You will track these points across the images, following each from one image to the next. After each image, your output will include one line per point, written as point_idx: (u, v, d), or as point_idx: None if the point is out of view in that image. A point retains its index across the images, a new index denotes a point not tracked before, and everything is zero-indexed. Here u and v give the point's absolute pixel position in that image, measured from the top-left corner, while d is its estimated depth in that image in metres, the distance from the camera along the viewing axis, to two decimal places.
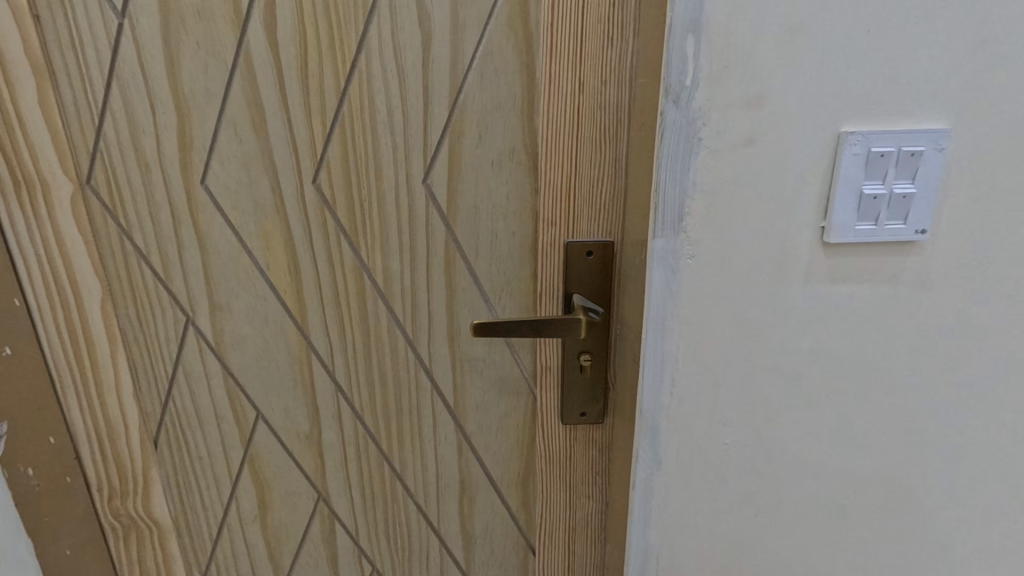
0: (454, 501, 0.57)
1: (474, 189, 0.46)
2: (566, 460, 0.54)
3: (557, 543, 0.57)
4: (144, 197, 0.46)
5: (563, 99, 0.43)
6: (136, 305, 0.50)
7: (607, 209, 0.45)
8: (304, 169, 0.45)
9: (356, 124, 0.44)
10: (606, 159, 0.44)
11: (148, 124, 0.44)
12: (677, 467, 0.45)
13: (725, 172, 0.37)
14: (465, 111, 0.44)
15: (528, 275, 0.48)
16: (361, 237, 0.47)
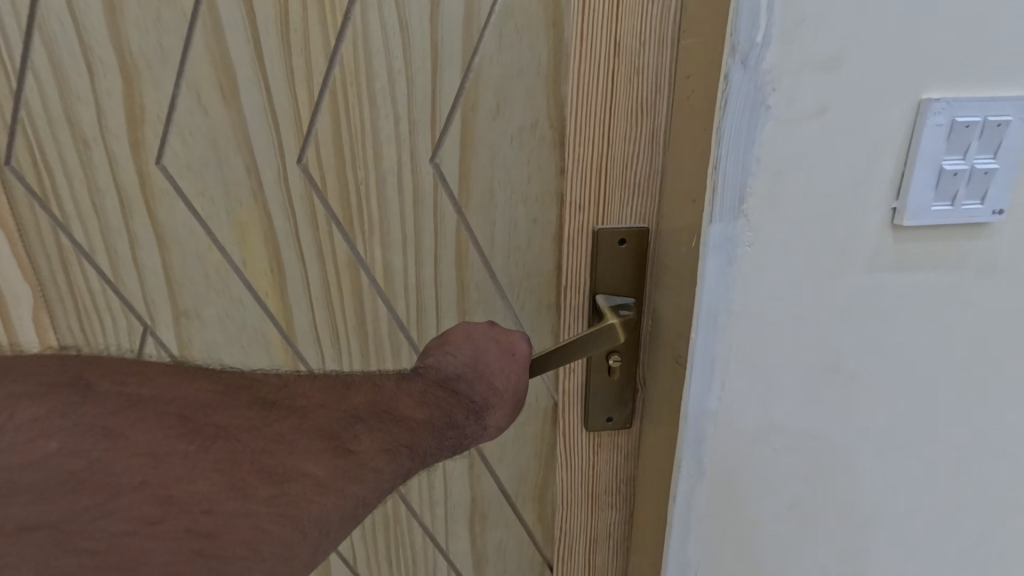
0: (464, 520, 0.51)
1: (490, 171, 0.39)
2: (590, 472, 0.48)
3: (577, 561, 0.52)
4: (84, 183, 0.38)
5: (596, 62, 0.36)
6: (79, 311, 0.42)
7: (643, 194, 0.39)
8: (287, 148, 0.38)
9: (351, 94, 0.36)
10: (643, 131, 0.38)
11: (83, 91, 0.36)
12: (721, 476, 0.40)
13: (793, 146, 0.32)
14: (480, 77, 0.37)
15: (551, 268, 0.42)
16: (358, 228, 0.40)
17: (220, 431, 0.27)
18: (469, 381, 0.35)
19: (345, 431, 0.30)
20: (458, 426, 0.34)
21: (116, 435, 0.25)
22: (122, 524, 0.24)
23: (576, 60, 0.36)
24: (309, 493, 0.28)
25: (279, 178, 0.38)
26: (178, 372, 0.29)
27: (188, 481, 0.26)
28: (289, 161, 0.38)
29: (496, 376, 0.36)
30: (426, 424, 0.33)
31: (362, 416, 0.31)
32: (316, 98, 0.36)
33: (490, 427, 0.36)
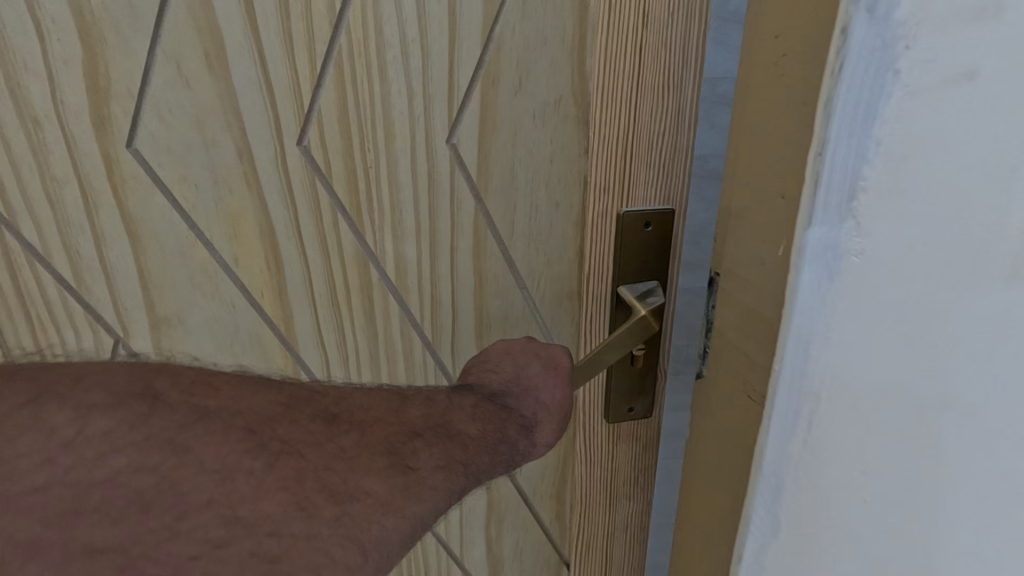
0: (480, 522, 0.50)
1: (511, 149, 0.36)
2: (609, 469, 0.46)
3: (595, 561, 0.49)
4: (36, 169, 0.33)
5: (626, 30, 0.33)
6: (32, 324, 0.38)
7: (669, 172, 0.36)
8: (286, 128, 0.34)
9: (356, 65, 0.33)
10: (670, 105, 0.34)
11: (35, 63, 0.31)
12: (802, 552, 0.32)
13: (939, 125, 0.24)
14: (502, 46, 0.34)
15: (573, 253, 0.39)
16: (366, 218, 0.36)
17: (284, 446, 0.27)
18: (516, 395, 0.35)
19: (405, 447, 0.29)
20: (510, 441, 0.34)
21: (183, 450, 0.25)
22: (187, 547, 0.24)
23: (602, 28, 0.33)
24: (370, 514, 0.28)
25: (275, 161, 0.34)
26: (246, 381, 0.27)
27: (253, 502, 0.25)
28: (289, 144, 0.34)
29: (543, 390, 0.35)
30: (482, 438, 0.32)
31: (421, 432, 0.30)
32: (318, 69, 0.32)
33: (540, 443, 0.36)
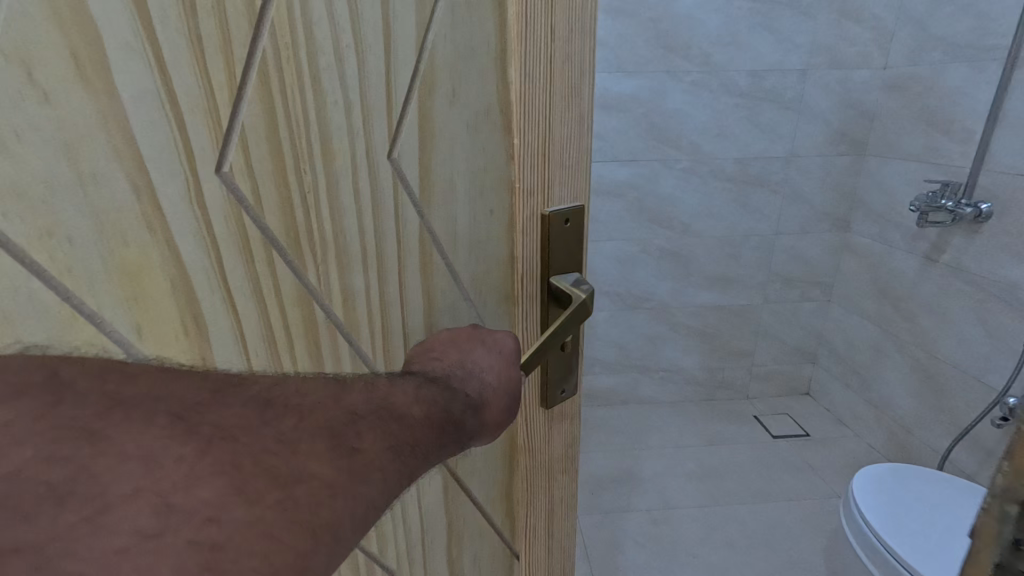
0: (441, 546, 0.56)
1: (450, 160, 0.48)
2: (546, 468, 0.57)
3: (537, 549, 0.60)
4: None
5: (540, 72, 0.45)
6: None
7: (573, 182, 0.51)
8: (201, 151, 0.31)
9: (286, 68, 0.34)
10: (566, 129, 0.49)
11: None
12: None
13: None
14: (433, 64, 0.44)
15: (505, 250, 0.52)
16: (303, 238, 0.38)
17: (215, 431, 0.31)
18: (459, 376, 0.47)
19: (348, 431, 0.36)
20: (455, 417, 0.44)
21: (100, 438, 0.27)
22: (116, 540, 0.25)
23: (523, 69, 0.45)
24: (316, 492, 0.33)
25: (187, 193, 0.31)
26: (164, 370, 0.31)
27: (184, 488, 0.28)
28: (204, 172, 0.31)
29: (487, 371, 0.49)
30: (423, 416, 0.42)
31: (362, 415, 0.38)
32: (239, 79, 0.32)
33: (483, 412, 0.48)
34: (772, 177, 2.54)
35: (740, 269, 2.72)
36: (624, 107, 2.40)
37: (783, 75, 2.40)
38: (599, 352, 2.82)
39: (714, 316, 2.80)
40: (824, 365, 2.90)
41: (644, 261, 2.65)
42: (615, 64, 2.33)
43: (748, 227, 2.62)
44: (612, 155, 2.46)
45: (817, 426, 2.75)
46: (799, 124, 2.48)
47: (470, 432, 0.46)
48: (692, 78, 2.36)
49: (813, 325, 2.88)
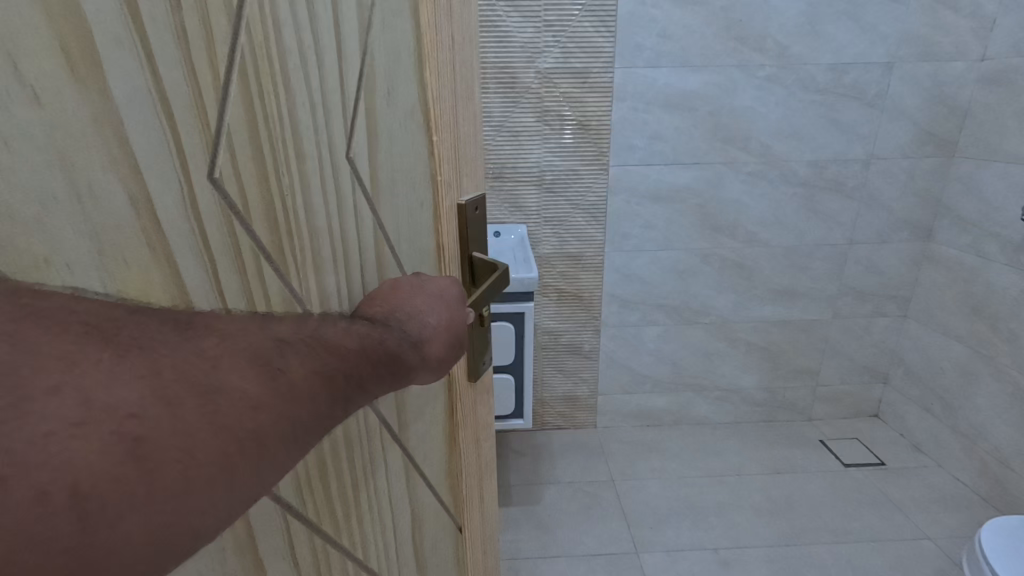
0: (408, 525, 0.70)
1: (388, 157, 0.53)
2: (472, 427, 0.80)
3: (472, 493, 0.82)
4: None
5: (447, 84, 0.58)
6: None
7: (471, 176, 0.67)
8: (192, 155, 0.34)
9: (261, 67, 0.38)
10: (461, 128, 0.63)
11: None
12: None
13: None
14: (373, 67, 0.49)
15: (431, 242, 0.62)
16: (285, 243, 0.43)
17: (134, 342, 0.28)
18: (399, 319, 0.48)
19: (274, 353, 0.34)
20: (395, 350, 0.45)
21: (18, 336, 0.24)
22: (38, 425, 0.23)
23: (436, 80, 0.56)
24: (241, 403, 0.31)
25: (184, 194, 0.34)
26: (70, 296, 0.27)
27: (108, 388, 0.26)
28: (198, 178, 0.35)
29: (432, 315, 0.52)
30: (357, 348, 0.41)
31: (289, 342, 0.36)
32: (222, 80, 0.36)
33: (429, 352, 0.50)
34: (849, 181, 2.45)
35: (808, 283, 2.66)
36: (688, 105, 2.32)
37: (867, 70, 2.28)
38: (653, 369, 2.82)
39: (777, 331, 2.76)
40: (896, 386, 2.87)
41: (704, 273, 2.62)
42: (681, 58, 2.25)
43: (819, 236, 2.55)
44: (672, 158, 2.40)
45: (890, 454, 2.73)
46: (882, 123, 2.37)
47: (413, 369, 0.47)
48: (766, 72, 2.27)
49: (884, 341, 2.86)
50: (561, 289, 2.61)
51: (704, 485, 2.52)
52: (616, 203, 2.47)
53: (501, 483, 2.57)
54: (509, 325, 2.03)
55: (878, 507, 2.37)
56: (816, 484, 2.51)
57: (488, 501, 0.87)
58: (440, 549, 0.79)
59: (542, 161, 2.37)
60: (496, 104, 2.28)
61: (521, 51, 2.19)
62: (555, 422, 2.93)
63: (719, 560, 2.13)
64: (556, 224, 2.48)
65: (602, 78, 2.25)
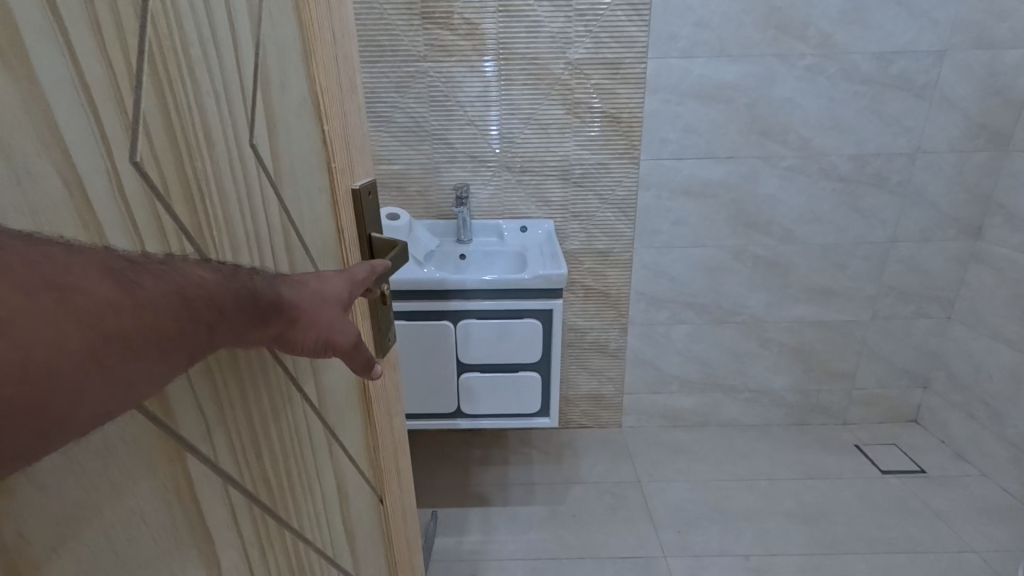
0: (335, 496, 0.79)
1: (287, 144, 0.62)
2: (379, 403, 0.92)
3: (380, 463, 0.94)
4: None
5: (331, 79, 0.69)
6: None
7: (357, 165, 0.78)
8: (114, 141, 0.40)
9: (167, 60, 0.45)
10: (343, 118, 0.73)
11: None
12: None
13: None
14: (267, 62, 0.58)
15: (329, 221, 0.72)
16: (204, 223, 0.50)
17: None
18: (273, 277, 0.52)
19: (131, 270, 0.36)
20: (265, 298, 0.49)
21: None
22: None
23: (321, 75, 0.67)
24: (98, 308, 0.33)
25: (109, 173, 0.40)
26: None
27: None
28: (121, 162, 0.41)
29: (309, 281, 0.57)
30: (224, 283, 0.44)
31: (146, 266, 0.37)
32: (137, 74, 0.42)
33: (304, 307, 0.54)
34: (893, 177, 2.33)
35: (846, 282, 2.54)
36: (724, 95, 2.21)
37: (916, 58, 2.15)
38: (680, 368, 2.73)
39: (812, 332, 2.64)
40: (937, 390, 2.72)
41: (736, 271, 2.52)
42: (717, 48, 2.14)
43: (859, 233, 2.43)
44: (707, 152, 2.30)
45: (929, 459, 2.59)
46: (931, 115, 2.23)
47: (285, 319, 0.51)
48: (807, 62, 2.15)
49: (928, 344, 2.69)
50: (588, 286, 2.53)
51: (734, 489, 2.43)
52: (646, 198, 2.37)
53: (524, 481, 2.52)
54: (536, 322, 1.97)
55: (917, 516, 2.24)
56: (851, 491, 2.39)
57: (393, 472, 1.00)
58: (360, 519, 0.89)
59: (571, 154, 2.29)
60: (525, 96, 2.20)
61: (551, 42, 2.12)
62: (580, 421, 2.85)
63: (750, 568, 2.04)
64: (584, 219, 2.40)
65: (633, 69, 2.16)
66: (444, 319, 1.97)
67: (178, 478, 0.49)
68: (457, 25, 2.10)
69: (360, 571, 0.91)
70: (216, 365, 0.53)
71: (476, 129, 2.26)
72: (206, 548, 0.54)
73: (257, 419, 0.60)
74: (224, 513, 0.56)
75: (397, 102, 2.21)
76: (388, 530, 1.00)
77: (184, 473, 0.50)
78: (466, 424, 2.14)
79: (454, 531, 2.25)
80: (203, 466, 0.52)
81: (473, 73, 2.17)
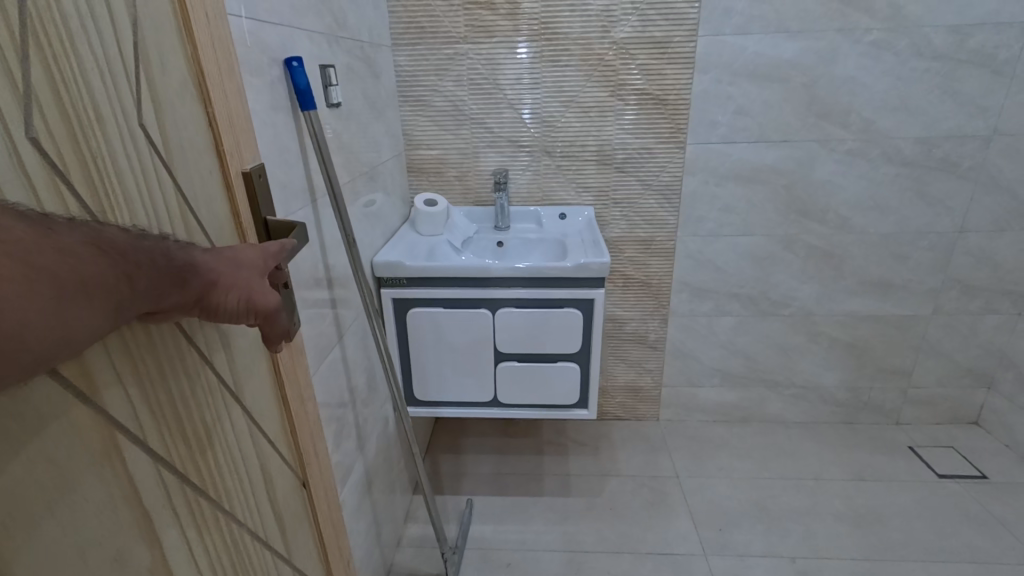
0: (258, 468, 0.89)
1: (175, 123, 0.71)
2: (299, 392, 1.02)
3: (303, 449, 1.05)
4: None
5: (216, 66, 0.78)
6: None
7: (248, 147, 0.87)
8: (10, 117, 0.48)
9: (52, 38, 0.52)
10: (231, 103, 0.82)
11: None
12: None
13: None
14: (147, 48, 0.66)
15: (222, 198, 0.81)
16: (99, 193, 0.58)
17: None
18: (189, 248, 0.62)
19: (54, 223, 0.45)
20: (179, 260, 0.58)
21: None
22: None
23: (202, 58, 0.75)
24: (36, 247, 0.42)
25: (6, 144, 0.48)
26: None
27: None
28: (19, 136, 0.49)
29: (226, 256, 0.67)
30: (140, 245, 0.53)
31: (69, 224, 0.47)
32: (26, 56, 0.49)
33: (218, 275, 0.64)
34: (964, 161, 2.14)
35: (906, 274, 2.36)
36: (781, 74, 2.04)
37: (998, 30, 1.95)
38: (723, 362, 2.60)
39: (867, 327, 2.47)
40: (1003, 391, 2.52)
41: (787, 260, 2.36)
42: (774, 22, 1.97)
43: (924, 223, 2.25)
44: (759, 134, 2.14)
45: (994, 465, 2.39)
46: (1012, 93, 2.03)
47: (201, 282, 0.61)
48: (873, 36, 1.97)
49: (996, 342, 2.49)
50: (628, 276, 2.42)
51: (780, 488, 2.30)
52: (692, 183, 2.23)
53: (559, 472, 2.45)
54: (577, 312, 1.88)
55: (981, 524, 2.07)
56: (907, 495, 2.22)
57: (319, 456, 1.11)
58: (286, 498, 0.99)
59: (613, 138, 2.18)
60: (570, 78, 2.10)
61: (591, 21, 2.01)
62: (616, 413, 2.77)
63: (797, 571, 1.91)
64: (626, 206, 2.28)
65: (682, 47, 2.02)
66: (480, 307, 1.91)
67: (101, 423, 0.58)
68: (498, 4, 2.02)
69: (291, 551, 1.01)
70: (133, 344, 0.62)
71: (516, 112, 2.17)
72: (133, 491, 0.63)
73: (173, 391, 0.69)
74: (149, 461, 0.65)
75: (435, 85, 2.14)
76: (314, 511, 1.10)
77: (104, 418, 0.59)
78: (501, 414, 2.08)
79: (485, 520, 2.20)
80: (133, 444, 0.62)
81: (512, 55, 2.08)
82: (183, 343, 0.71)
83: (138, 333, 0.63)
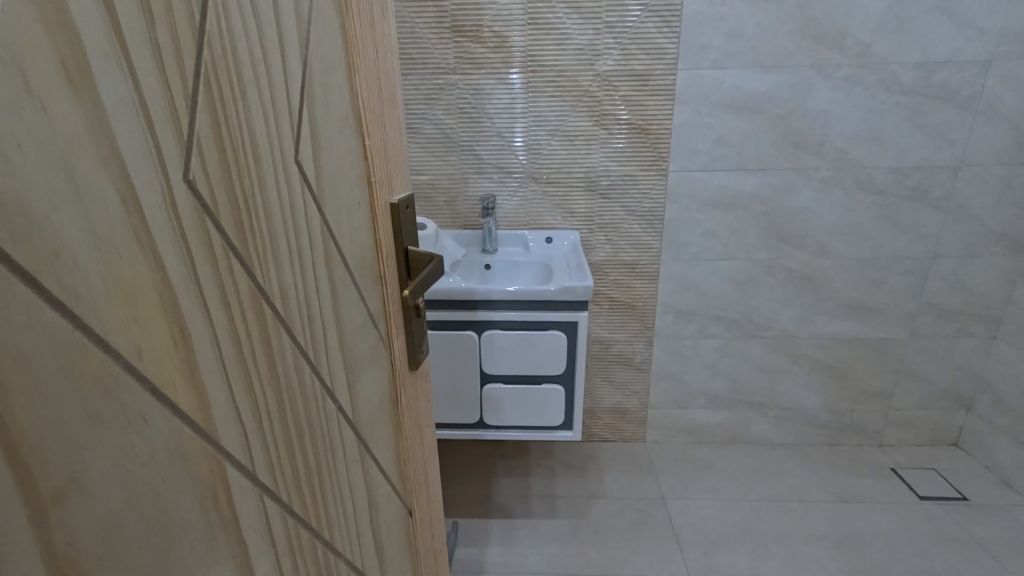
0: (370, 513, 0.76)
1: (331, 159, 0.60)
2: (418, 420, 0.88)
3: (417, 481, 0.90)
4: None
5: (374, 85, 0.66)
6: None
7: (401, 178, 0.75)
8: (170, 162, 0.40)
9: (219, 69, 0.43)
10: (386, 126, 0.70)
11: None
12: None
13: None
14: (313, 79, 0.55)
15: (372, 237, 0.69)
16: (250, 244, 0.48)
17: None
18: None
19: None
20: None
21: None
22: None
23: (364, 83, 0.63)
24: None
25: (162, 192, 0.39)
26: None
27: None
28: (175, 178, 0.40)
29: None
30: None
31: None
32: (190, 90, 0.41)
33: None
34: (934, 190, 2.25)
35: (883, 298, 2.45)
36: (759, 106, 2.15)
37: (962, 67, 2.06)
38: (709, 384, 2.66)
39: (847, 349, 2.55)
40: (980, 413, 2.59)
41: (769, 285, 2.44)
42: (751, 57, 2.08)
43: (899, 248, 2.35)
44: (738, 163, 2.24)
45: (975, 488, 2.44)
46: (974, 127, 2.15)
47: None
48: (844, 72, 2.08)
49: (972, 364, 2.57)
50: (614, 299, 2.49)
51: (763, 509, 2.35)
52: (674, 210, 2.32)
53: (547, 494, 2.48)
54: (561, 333, 1.94)
55: (961, 547, 2.11)
56: (888, 517, 2.27)
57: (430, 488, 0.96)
58: (395, 536, 0.85)
59: (597, 166, 2.27)
60: (553, 108, 2.20)
61: (579, 55, 2.11)
62: (602, 435, 2.80)
63: None
64: (611, 230, 2.36)
65: (663, 81, 2.13)
66: (468, 329, 1.96)
67: (218, 484, 0.47)
68: (486, 38, 2.11)
69: None
70: (263, 403, 0.52)
71: (505, 140, 2.26)
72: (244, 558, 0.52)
73: (294, 439, 0.57)
74: (261, 520, 0.53)
75: (426, 114, 2.23)
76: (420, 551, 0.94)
77: (223, 477, 0.47)
78: (487, 435, 2.12)
79: (474, 543, 2.22)
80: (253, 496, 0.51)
81: (502, 85, 2.18)
82: (308, 380, 0.59)
83: (269, 389, 0.53)
